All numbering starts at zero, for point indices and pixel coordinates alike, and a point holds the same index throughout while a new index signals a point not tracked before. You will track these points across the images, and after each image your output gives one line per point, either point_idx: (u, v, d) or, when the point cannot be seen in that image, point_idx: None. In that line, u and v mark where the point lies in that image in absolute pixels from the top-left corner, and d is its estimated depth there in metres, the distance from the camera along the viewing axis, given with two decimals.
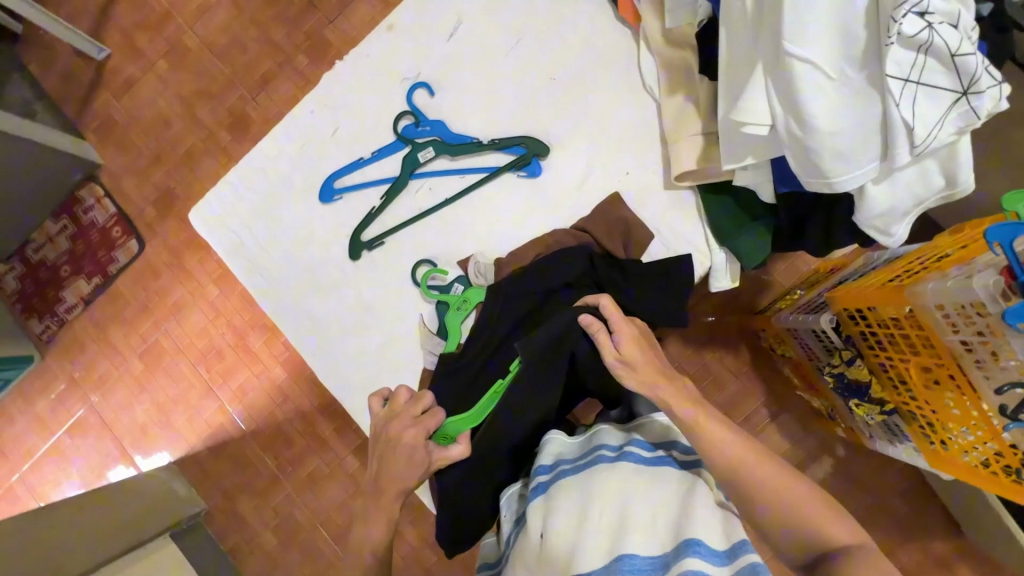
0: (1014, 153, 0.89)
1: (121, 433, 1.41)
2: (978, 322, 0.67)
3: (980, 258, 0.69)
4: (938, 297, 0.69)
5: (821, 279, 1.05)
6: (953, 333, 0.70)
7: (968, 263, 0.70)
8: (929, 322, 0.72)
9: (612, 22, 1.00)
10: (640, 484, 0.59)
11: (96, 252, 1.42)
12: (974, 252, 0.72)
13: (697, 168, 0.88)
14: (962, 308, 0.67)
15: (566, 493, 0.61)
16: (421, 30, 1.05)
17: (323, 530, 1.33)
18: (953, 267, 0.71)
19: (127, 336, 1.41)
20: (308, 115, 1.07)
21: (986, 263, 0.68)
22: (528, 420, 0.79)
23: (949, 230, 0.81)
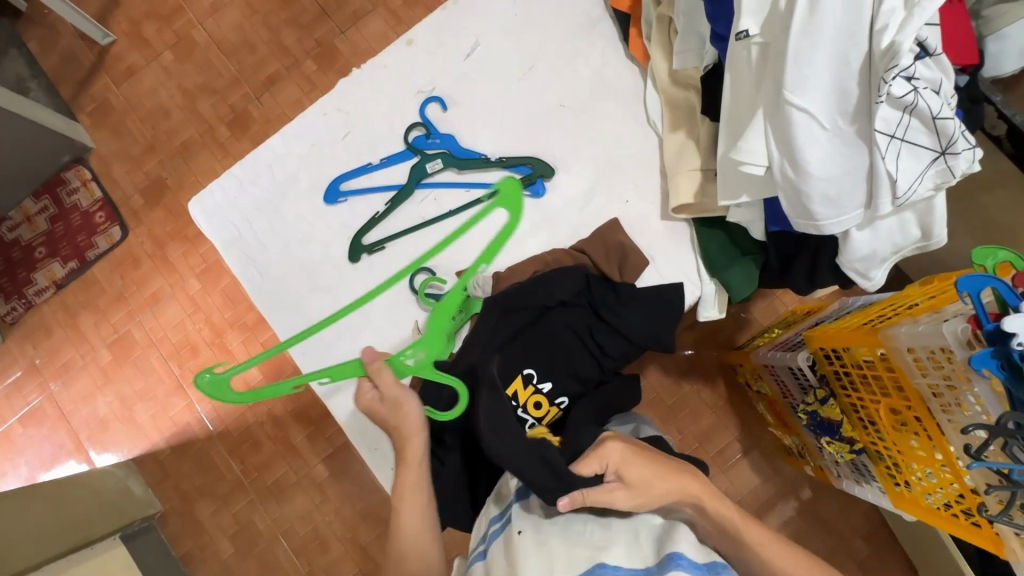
0: (981, 213, 0.96)
1: (79, 426, 1.36)
2: (946, 367, 0.71)
3: (949, 307, 0.75)
4: (910, 339, 0.74)
5: (798, 320, 1.09)
6: (922, 376, 0.74)
7: (938, 311, 0.75)
8: (900, 364, 0.77)
9: (620, 59, 1.05)
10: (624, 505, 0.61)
11: (75, 236, 1.39)
12: (944, 301, 0.77)
13: (695, 201, 0.92)
14: (932, 353, 0.72)
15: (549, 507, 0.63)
16: (437, 48, 1.09)
17: (284, 540, 1.29)
18: (925, 314, 0.76)
19: (98, 325, 1.38)
20: (319, 117, 1.09)
21: (954, 311, 0.73)
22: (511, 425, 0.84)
23: (920, 281, 0.86)
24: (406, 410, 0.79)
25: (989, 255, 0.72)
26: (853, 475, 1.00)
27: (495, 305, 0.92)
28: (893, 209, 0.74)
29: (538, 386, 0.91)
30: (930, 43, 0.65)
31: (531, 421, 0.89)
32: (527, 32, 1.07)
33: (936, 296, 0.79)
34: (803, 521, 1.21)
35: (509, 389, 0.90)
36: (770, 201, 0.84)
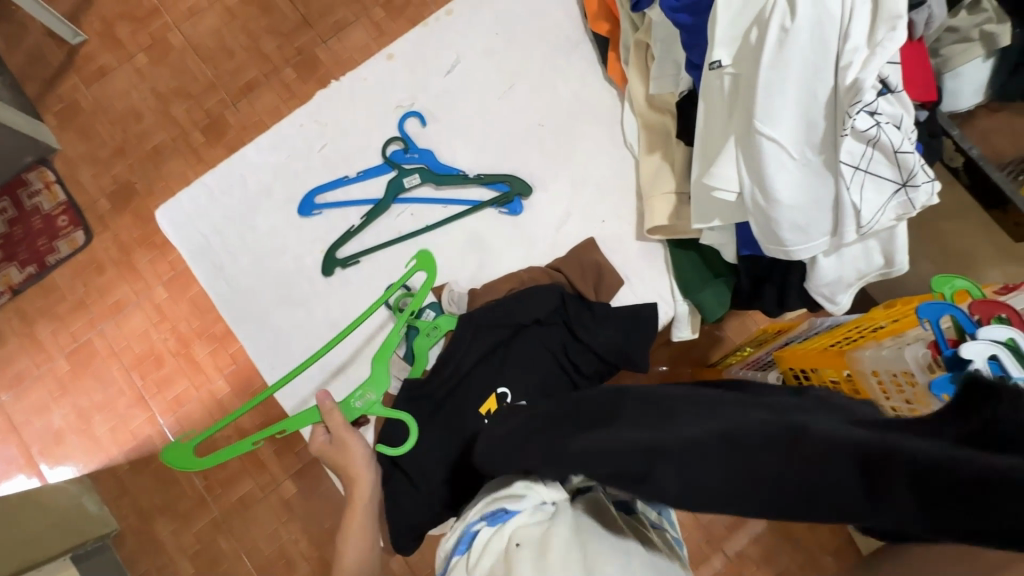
0: (942, 241, 0.99)
1: (32, 440, 1.29)
2: (907, 391, 0.73)
3: (910, 331, 0.77)
4: (876, 362, 0.76)
5: (768, 339, 1.11)
6: (885, 399, 0.76)
7: (900, 335, 0.78)
8: (865, 386, 0.79)
9: (600, 81, 1.07)
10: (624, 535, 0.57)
11: (35, 240, 1.33)
12: (904, 324, 0.79)
13: (669, 224, 0.94)
14: (894, 376, 0.74)
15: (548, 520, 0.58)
16: (418, 63, 1.09)
17: (247, 560, 1.24)
18: (888, 337, 0.79)
19: (56, 333, 1.32)
20: (296, 128, 1.07)
21: (915, 336, 0.75)
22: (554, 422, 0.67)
23: (884, 303, 0.89)
24: (350, 449, 0.84)
25: (946, 283, 0.75)
26: None
27: (467, 323, 0.92)
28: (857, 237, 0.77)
29: (512, 405, 0.90)
30: (891, 80, 0.68)
31: None
32: (508, 50, 1.08)
33: (899, 319, 0.81)
34: (774, 539, 1.21)
35: (482, 407, 0.90)
36: (741, 226, 0.85)
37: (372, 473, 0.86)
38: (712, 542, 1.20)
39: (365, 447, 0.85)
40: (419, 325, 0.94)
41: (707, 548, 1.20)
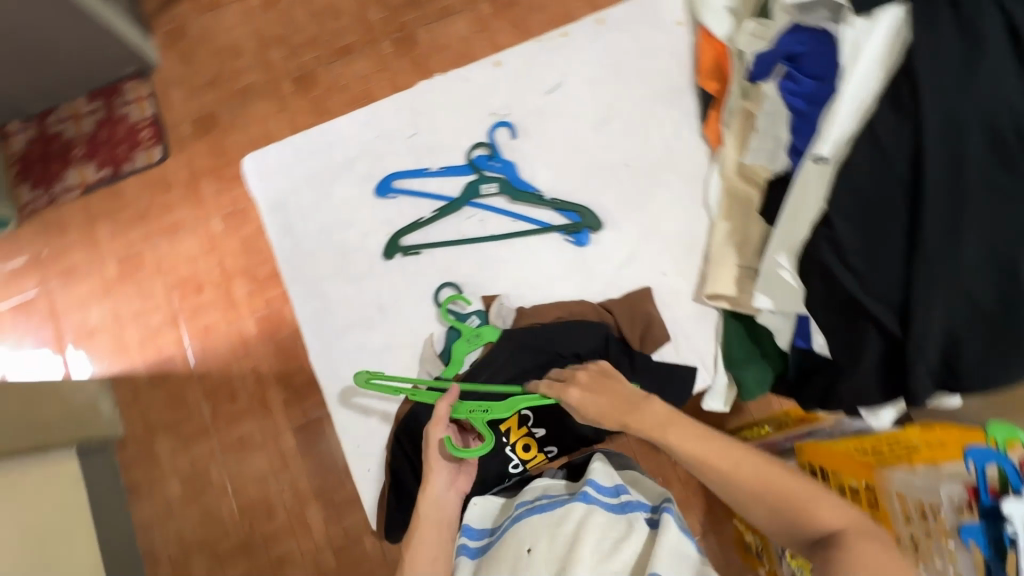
0: None
1: (67, 328, 1.36)
2: (929, 523, 0.78)
3: (947, 465, 0.79)
4: (904, 485, 0.82)
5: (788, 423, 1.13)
6: (906, 524, 0.82)
7: (935, 465, 0.80)
8: (888, 506, 0.85)
9: (694, 135, 1.07)
10: (605, 530, 0.75)
11: (117, 145, 1.41)
12: (943, 454, 0.82)
13: (733, 295, 0.94)
14: (921, 507, 0.79)
15: (546, 526, 0.76)
16: (524, 75, 1.10)
17: (231, 498, 1.28)
18: (921, 464, 0.83)
19: (113, 237, 1.38)
20: (393, 111, 1.10)
21: (951, 471, 0.78)
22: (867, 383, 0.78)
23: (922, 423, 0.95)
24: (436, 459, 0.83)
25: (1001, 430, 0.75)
26: None
27: (522, 334, 0.95)
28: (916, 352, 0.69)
29: (531, 429, 0.95)
30: None
31: (517, 461, 0.95)
32: (612, 83, 1.09)
33: (932, 445, 0.86)
34: None
35: (503, 424, 0.95)
36: (804, 316, 0.86)
37: (448, 475, 0.85)
38: None
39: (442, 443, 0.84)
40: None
41: None
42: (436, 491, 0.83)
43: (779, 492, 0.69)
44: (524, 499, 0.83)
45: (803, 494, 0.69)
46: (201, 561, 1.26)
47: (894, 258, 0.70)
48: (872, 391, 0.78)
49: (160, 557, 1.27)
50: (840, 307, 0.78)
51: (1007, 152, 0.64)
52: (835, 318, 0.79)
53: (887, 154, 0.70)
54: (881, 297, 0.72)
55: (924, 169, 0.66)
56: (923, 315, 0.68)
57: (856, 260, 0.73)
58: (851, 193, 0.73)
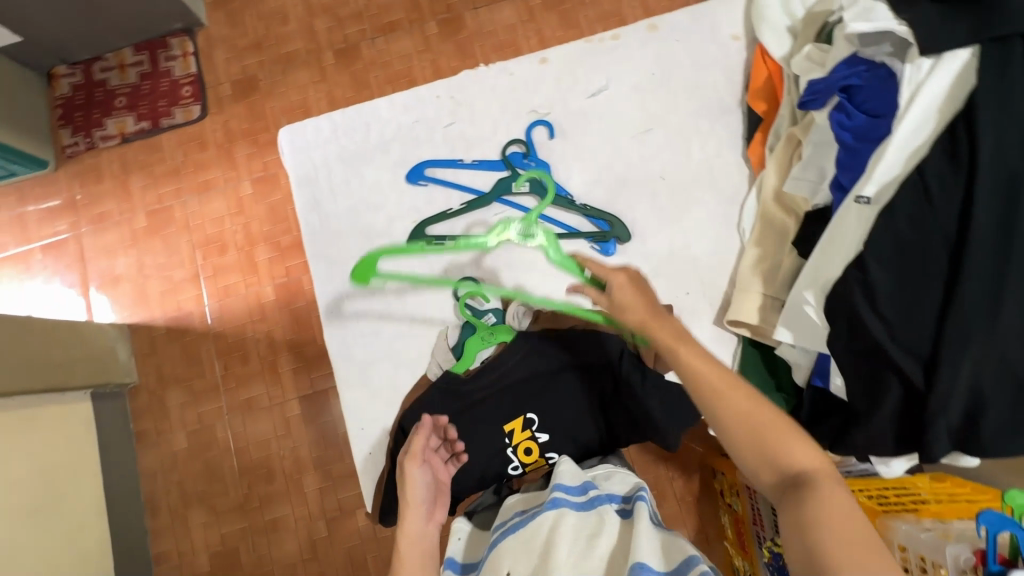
0: None
1: (93, 272, 1.39)
2: None
3: (957, 522, 0.80)
4: (908, 538, 0.81)
5: None
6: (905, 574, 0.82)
7: (945, 521, 0.82)
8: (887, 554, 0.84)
9: (736, 155, 1.04)
10: (580, 533, 0.71)
11: (158, 99, 1.42)
12: (953, 513, 0.83)
13: (755, 324, 0.92)
14: (922, 560, 0.79)
15: (522, 545, 0.71)
16: (568, 75, 1.08)
17: (234, 457, 1.30)
18: (931, 518, 0.83)
19: (146, 189, 1.40)
20: (432, 97, 1.10)
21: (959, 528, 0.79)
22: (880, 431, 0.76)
23: (933, 475, 0.96)
24: (416, 488, 0.81)
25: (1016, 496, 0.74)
26: None
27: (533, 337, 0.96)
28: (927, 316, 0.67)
29: (535, 433, 0.94)
30: None
31: (517, 463, 0.94)
32: (657, 92, 1.07)
33: (941, 499, 0.88)
34: None
35: (507, 424, 0.94)
36: (826, 355, 0.83)
37: (426, 507, 0.80)
38: None
39: (417, 478, 0.82)
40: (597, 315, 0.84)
41: None
42: (415, 528, 0.78)
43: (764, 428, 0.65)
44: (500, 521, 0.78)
45: (783, 429, 0.65)
46: (199, 513, 1.29)
47: (927, 311, 0.67)
48: (884, 440, 0.76)
49: (160, 505, 1.30)
50: (863, 354, 0.75)
51: None
52: (856, 364, 0.76)
53: (934, 204, 0.66)
54: (908, 348, 0.69)
55: (972, 224, 0.63)
56: (947, 373, 0.66)
57: (886, 306, 0.70)
58: (893, 239, 0.70)
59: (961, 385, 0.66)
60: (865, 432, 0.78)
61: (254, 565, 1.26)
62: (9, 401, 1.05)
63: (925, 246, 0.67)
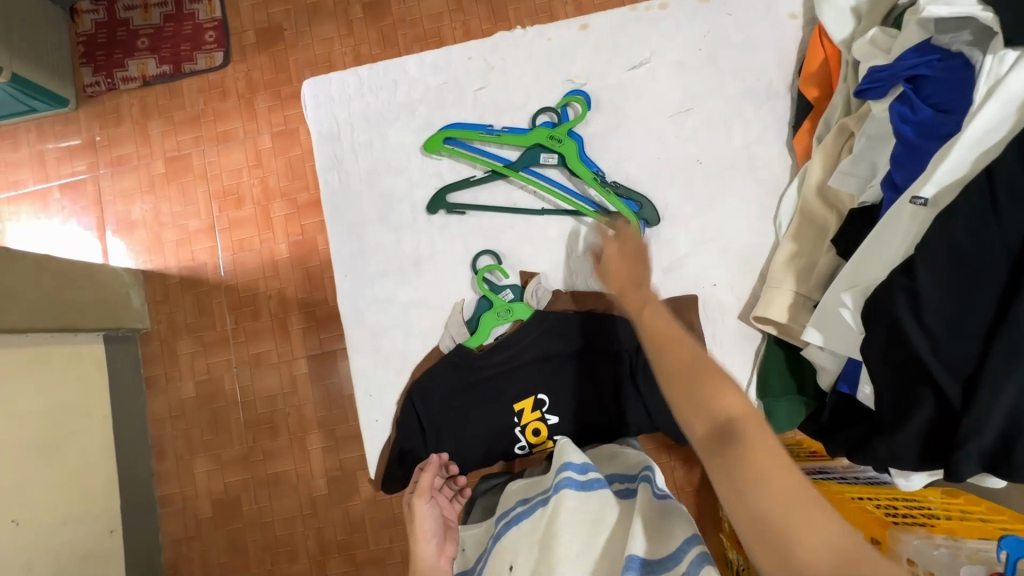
0: None
1: (109, 215, 1.38)
2: None
3: (969, 540, 0.77)
4: (919, 554, 0.78)
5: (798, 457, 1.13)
6: None
7: (956, 538, 0.78)
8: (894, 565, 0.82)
9: (779, 144, 0.98)
10: (582, 522, 0.69)
11: (180, 43, 1.38)
12: (963, 530, 0.80)
13: (783, 322, 0.88)
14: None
15: (526, 537, 0.71)
16: (609, 45, 1.02)
17: (240, 410, 1.31)
18: (942, 534, 0.80)
19: (164, 135, 1.37)
20: (464, 58, 1.04)
21: (973, 549, 0.76)
22: (911, 445, 0.72)
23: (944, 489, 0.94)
24: (421, 518, 0.79)
25: None
26: None
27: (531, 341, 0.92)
28: (952, 293, 0.64)
29: (544, 414, 0.92)
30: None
31: (524, 443, 0.93)
32: (702, 70, 1.01)
33: (951, 514, 0.85)
34: None
35: (517, 404, 0.93)
36: (857, 361, 0.80)
37: (436, 541, 0.78)
38: None
39: (427, 511, 0.80)
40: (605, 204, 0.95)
41: None
42: (427, 557, 0.76)
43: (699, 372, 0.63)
44: (503, 511, 0.77)
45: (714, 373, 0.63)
46: (203, 461, 1.31)
47: (975, 328, 0.63)
48: (907, 456, 0.73)
49: (167, 451, 1.32)
50: (898, 365, 0.70)
51: None
52: (888, 373, 0.72)
53: (1002, 212, 0.61)
54: (950, 365, 0.65)
55: None
56: (989, 394, 0.62)
57: (932, 318, 0.65)
58: (949, 246, 0.64)
59: (1001, 407, 0.62)
60: (887, 444, 0.75)
61: (253, 515, 1.28)
62: (23, 339, 1.05)
63: (984, 258, 0.62)
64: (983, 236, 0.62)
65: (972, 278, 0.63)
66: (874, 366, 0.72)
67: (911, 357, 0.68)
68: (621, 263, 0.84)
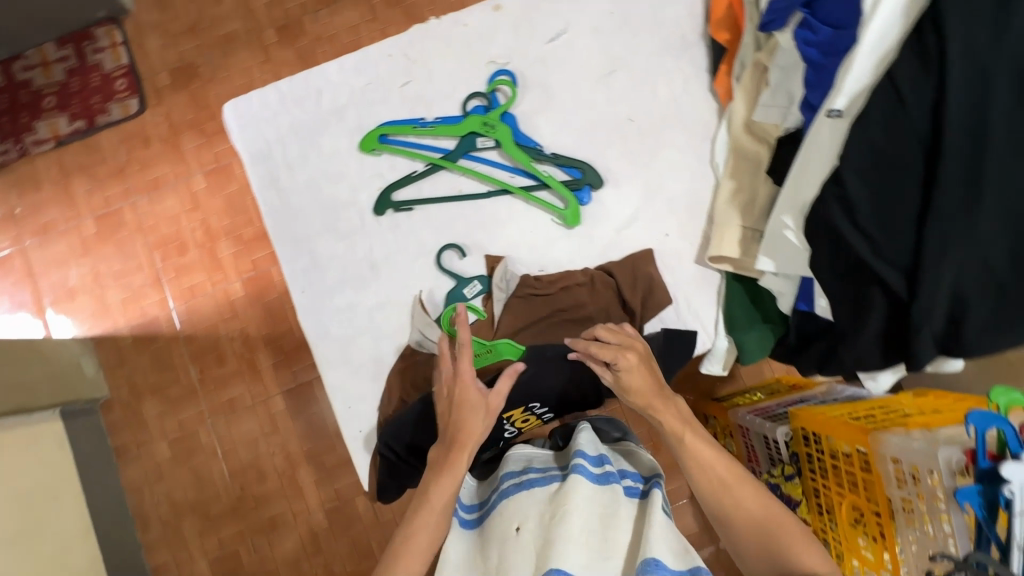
0: None
1: (44, 288, 1.30)
2: (918, 486, 0.78)
3: (944, 431, 0.79)
4: (900, 449, 0.79)
5: (781, 392, 1.18)
6: (897, 488, 0.81)
7: (932, 431, 0.80)
8: (881, 469, 0.83)
9: (703, 90, 1.02)
10: (594, 507, 0.66)
11: (90, 96, 1.32)
12: (938, 423, 0.83)
13: (737, 257, 0.91)
14: (914, 469, 0.78)
15: (534, 502, 0.67)
16: (524, 23, 1.04)
17: (223, 460, 1.26)
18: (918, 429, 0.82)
19: (90, 193, 1.31)
20: (385, 58, 1.04)
21: (948, 437, 0.78)
22: (875, 347, 0.75)
23: (916, 391, 0.97)
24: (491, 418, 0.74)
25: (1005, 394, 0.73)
26: None
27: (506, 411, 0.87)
28: (878, 195, 0.67)
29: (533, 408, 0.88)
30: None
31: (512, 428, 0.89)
32: (618, 33, 1.03)
33: (926, 412, 0.88)
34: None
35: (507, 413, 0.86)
36: (809, 278, 0.83)
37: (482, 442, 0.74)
38: None
39: (491, 424, 0.74)
40: (546, 180, 0.96)
41: None
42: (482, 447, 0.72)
43: (776, 543, 0.64)
44: (513, 470, 0.73)
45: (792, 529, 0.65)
46: (193, 521, 1.25)
47: (905, 220, 0.66)
48: (872, 358, 0.76)
49: (152, 519, 1.25)
50: (846, 272, 0.74)
51: None
52: (839, 282, 0.75)
53: (907, 107, 0.64)
54: (890, 261, 0.68)
55: (944, 123, 0.60)
56: (931, 277, 0.65)
57: (867, 222, 0.69)
58: (866, 152, 0.67)
59: (943, 295, 0.65)
60: (848, 349, 0.79)
61: (256, 565, 1.23)
62: None
63: (898, 155, 0.65)
64: (895, 134, 0.65)
65: (891, 177, 0.66)
66: (825, 275, 0.76)
67: (855, 262, 0.72)
68: (639, 372, 0.78)
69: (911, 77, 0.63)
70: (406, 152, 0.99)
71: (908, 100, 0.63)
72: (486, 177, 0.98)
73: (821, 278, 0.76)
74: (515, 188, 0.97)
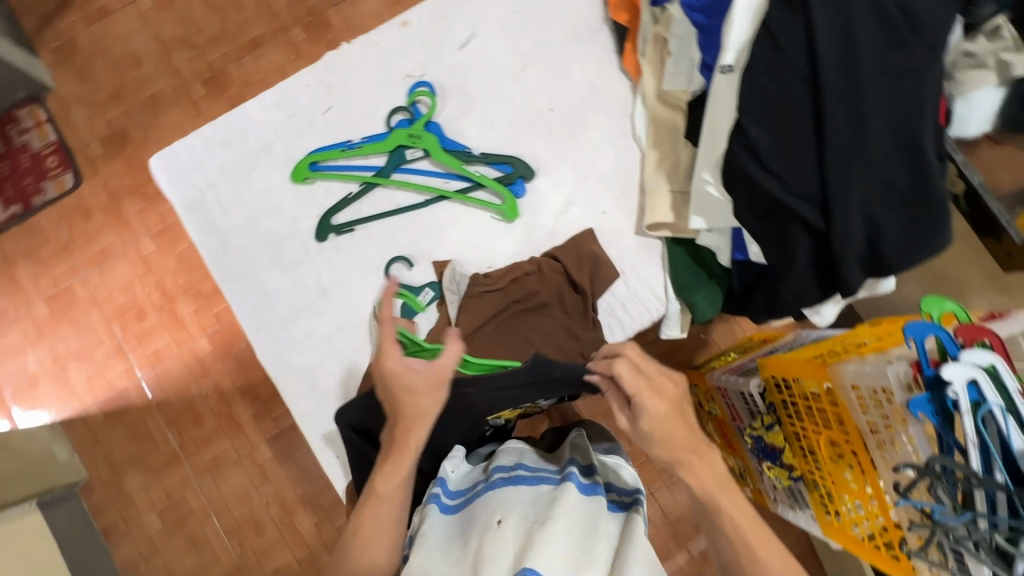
0: None
1: (4, 381, 1.26)
2: (884, 407, 0.71)
3: (894, 349, 0.74)
4: (855, 375, 0.73)
5: (752, 346, 1.14)
6: (863, 413, 0.74)
7: (884, 352, 0.74)
8: (843, 399, 0.76)
9: (615, 71, 1.06)
10: (582, 510, 0.62)
11: (21, 178, 1.29)
12: (889, 342, 0.76)
13: (671, 221, 0.94)
14: (876, 393, 0.71)
15: (521, 497, 0.64)
16: (435, 36, 1.06)
17: (217, 520, 1.23)
18: (872, 353, 0.75)
19: (37, 276, 1.28)
20: (306, 90, 1.05)
21: (899, 354, 0.72)
22: (812, 280, 0.78)
23: (873, 322, 0.87)
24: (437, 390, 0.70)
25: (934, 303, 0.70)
26: (789, 501, 1.01)
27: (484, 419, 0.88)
28: (780, 137, 0.71)
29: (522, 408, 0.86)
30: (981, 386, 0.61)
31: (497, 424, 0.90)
32: (528, 31, 1.07)
33: (880, 337, 0.80)
34: None
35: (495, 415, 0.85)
36: (738, 228, 0.86)
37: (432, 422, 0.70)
38: (678, 538, 1.17)
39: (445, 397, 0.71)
40: (478, 179, 0.98)
41: (670, 544, 1.16)
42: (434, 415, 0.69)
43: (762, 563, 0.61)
44: (504, 467, 0.71)
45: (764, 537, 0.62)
46: None
47: (807, 154, 0.70)
48: (810, 293, 0.79)
49: None
50: (768, 213, 0.76)
51: (895, 31, 0.64)
52: (765, 225, 0.78)
53: (785, 52, 0.68)
54: (803, 195, 0.72)
55: (823, 62, 0.65)
56: (841, 204, 0.69)
57: (775, 162, 0.72)
58: (763, 98, 0.71)
59: (856, 220, 0.69)
60: (786, 289, 0.81)
61: None
62: None
63: (788, 96, 0.69)
64: (779, 76, 0.69)
65: (785, 116, 0.70)
66: (751, 220, 0.78)
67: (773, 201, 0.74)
68: (670, 415, 0.66)
69: (782, 24, 0.67)
70: (337, 176, 1.00)
71: (785, 45, 0.68)
72: (419, 185, 1.00)
73: (748, 222, 0.79)
74: (451, 194, 0.99)
